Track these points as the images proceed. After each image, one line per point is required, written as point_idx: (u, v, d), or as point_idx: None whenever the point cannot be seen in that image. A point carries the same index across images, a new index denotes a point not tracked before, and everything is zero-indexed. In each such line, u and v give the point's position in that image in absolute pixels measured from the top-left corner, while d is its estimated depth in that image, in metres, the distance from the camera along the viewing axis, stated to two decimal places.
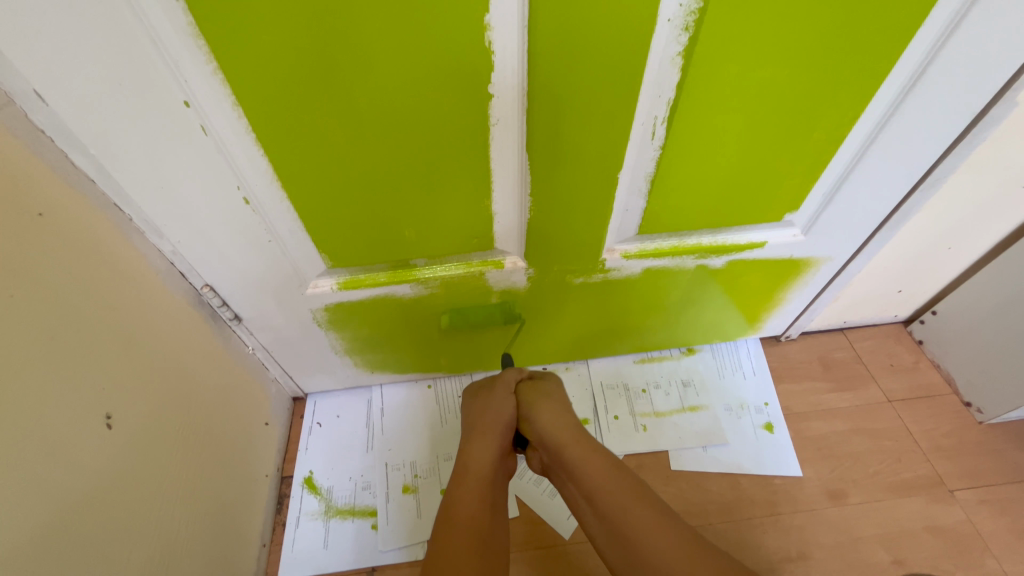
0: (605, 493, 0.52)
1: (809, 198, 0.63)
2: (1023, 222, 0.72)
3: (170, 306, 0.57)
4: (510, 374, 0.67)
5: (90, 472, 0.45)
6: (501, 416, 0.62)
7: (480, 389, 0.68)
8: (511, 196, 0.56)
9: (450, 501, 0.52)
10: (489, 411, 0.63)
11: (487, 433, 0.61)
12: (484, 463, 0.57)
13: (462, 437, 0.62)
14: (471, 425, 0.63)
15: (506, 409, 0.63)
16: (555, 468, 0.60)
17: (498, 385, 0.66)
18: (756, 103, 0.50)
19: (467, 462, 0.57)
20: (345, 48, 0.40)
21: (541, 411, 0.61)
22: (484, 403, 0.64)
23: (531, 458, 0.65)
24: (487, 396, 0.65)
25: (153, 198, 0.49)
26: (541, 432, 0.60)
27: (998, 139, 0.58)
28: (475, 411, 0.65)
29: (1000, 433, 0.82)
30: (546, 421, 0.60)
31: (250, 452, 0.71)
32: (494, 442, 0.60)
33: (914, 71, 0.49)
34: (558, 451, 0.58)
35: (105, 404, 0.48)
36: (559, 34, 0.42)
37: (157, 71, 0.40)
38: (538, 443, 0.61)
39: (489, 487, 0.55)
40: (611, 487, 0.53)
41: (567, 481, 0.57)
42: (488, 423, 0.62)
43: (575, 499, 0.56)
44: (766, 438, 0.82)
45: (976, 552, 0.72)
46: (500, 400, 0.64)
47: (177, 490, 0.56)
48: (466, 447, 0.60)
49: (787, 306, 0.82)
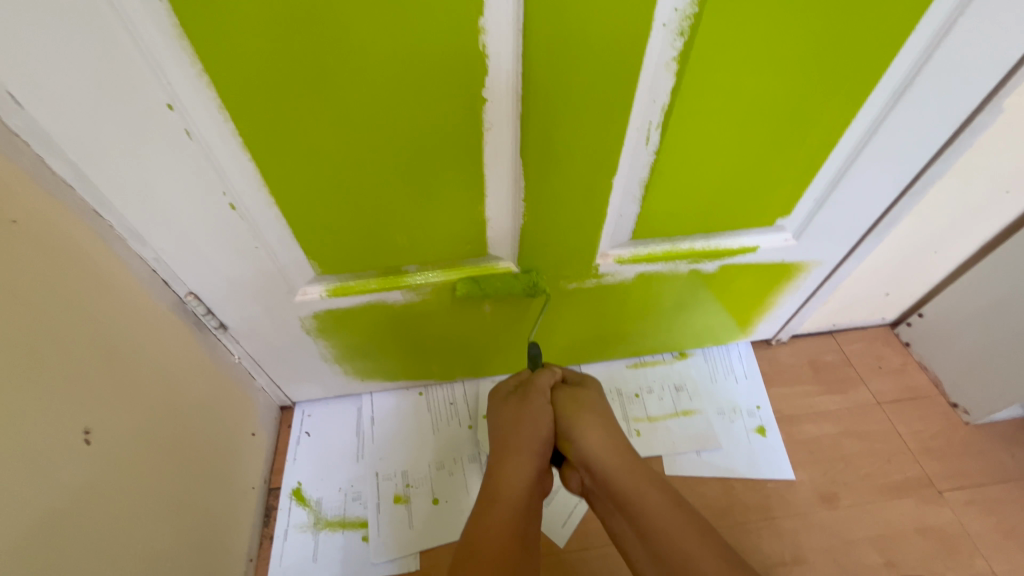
0: (665, 536, 0.51)
1: (801, 203, 0.63)
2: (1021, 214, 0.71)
3: (152, 315, 0.55)
4: (544, 378, 0.62)
5: (67, 491, 0.43)
6: (540, 433, 0.58)
7: (512, 393, 0.63)
8: (505, 201, 0.55)
9: (477, 534, 0.50)
10: (525, 424, 0.59)
11: (523, 453, 0.57)
12: (517, 489, 0.54)
13: (494, 455, 0.58)
14: (505, 439, 0.59)
15: (544, 422, 0.59)
16: (601, 495, 0.58)
17: (533, 392, 0.61)
18: (750, 109, 0.50)
19: (497, 487, 0.55)
20: (335, 51, 0.39)
21: (588, 431, 0.58)
22: (518, 414, 0.59)
23: (570, 478, 0.63)
24: (520, 405, 0.60)
25: (135, 204, 0.48)
26: (585, 454, 0.58)
27: (983, 146, 0.59)
28: (509, 421, 0.60)
29: (986, 433, 0.83)
30: (593, 444, 0.58)
31: (235, 464, 0.69)
32: (528, 465, 0.56)
33: (904, 77, 0.49)
34: (608, 479, 0.56)
35: (83, 418, 0.46)
36: (554, 39, 0.41)
37: (138, 72, 0.39)
38: (581, 465, 0.59)
39: (519, 519, 0.52)
40: (669, 527, 0.52)
41: (616, 512, 0.56)
42: (525, 440, 0.58)
43: (626, 534, 0.55)
44: (758, 442, 0.82)
45: (965, 552, 0.73)
46: (537, 410, 0.59)
47: (159, 509, 0.54)
48: (502, 469, 0.56)
49: (778, 309, 0.83)
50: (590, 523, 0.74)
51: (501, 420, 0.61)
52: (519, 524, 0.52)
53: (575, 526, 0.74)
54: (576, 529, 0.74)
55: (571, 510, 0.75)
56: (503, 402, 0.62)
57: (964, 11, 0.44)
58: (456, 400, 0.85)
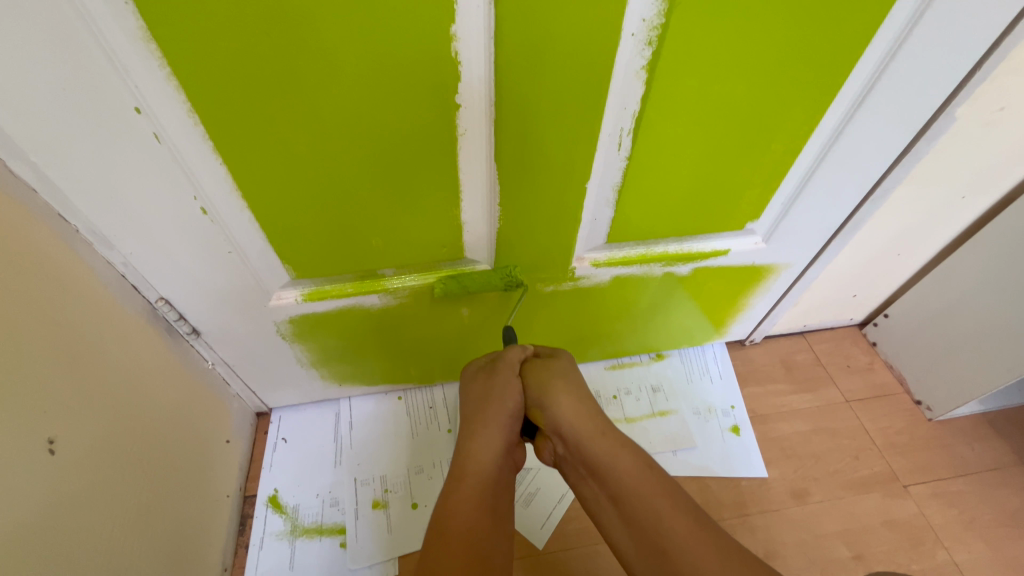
0: (637, 499, 0.51)
1: (769, 208, 0.65)
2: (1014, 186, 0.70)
3: (121, 322, 0.54)
4: (514, 353, 0.61)
5: (33, 500, 0.42)
6: (507, 405, 0.59)
7: (481, 370, 0.64)
8: (481, 205, 0.56)
9: (447, 508, 0.51)
10: (492, 398, 0.59)
11: (490, 426, 0.58)
12: (483, 464, 0.55)
13: (464, 431, 0.59)
14: (473, 413, 0.60)
15: (511, 394, 0.59)
16: (573, 462, 0.58)
17: (501, 366, 0.61)
18: (717, 116, 0.51)
19: (465, 462, 0.55)
20: (306, 55, 0.39)
21: (558, 398, 0.58)
22: (487, 389, 0.60)
23: (542, 448, 0.63)
24: (489, 379, 0.61)
25: (102, 208, 0.47)
26: (557, 420, 0.58)
27: (939, 153, 0.62)
28: (478, 396, 0.61)
29: (948, 429, 0.86)
30: (564, 410, 0.58)
31: (208, 472, 0.68)
32: (497, 438, 0.58)
33: (862, 87, 0.52)
34: (581, 445, 0.56)
35: (48, 427, 0.45)
36: (525, 47, 0.42)
37: (104, 74, 0.38)
38: (552, 432, 0.59)
39: (486, 491, 0.53)
40: (642, 490, 0.52)
41: (588, 477, 0.56)
42: (493, 413, 0.59)
43: (597, 499, 0.55)
44: (733, 440, 0.84)
45: (929, 544, 0.76)
46: (504, 383, 0.60)
47: (127, 518, 0.53)
48: (471, 443, 0.57)
49: (751, 311, 0.85)
50: (568, 524, 0.75)
51: (472, 396, 0.62)
52: (487, 495, 0.53)
53: (554, 527, 0.74)
54: (555, 530, 0.74)
55: (550, 512, 0.76)
56: (474, 378, 0.63)
57: (915, 25, 0.46)
58: (435, 404, 0.85)
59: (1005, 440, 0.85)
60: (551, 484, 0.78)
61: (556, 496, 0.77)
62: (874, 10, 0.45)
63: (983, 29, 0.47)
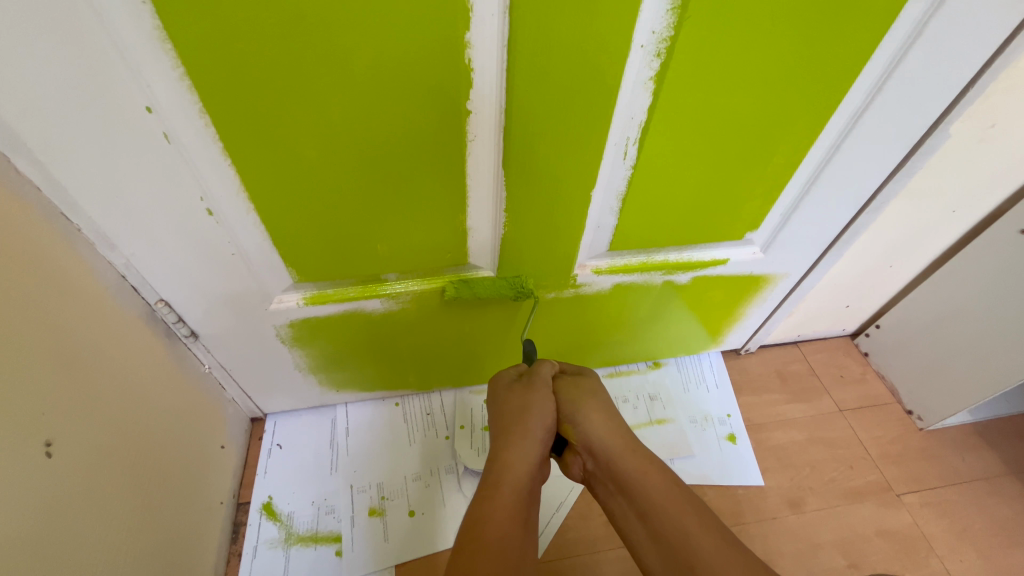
0: (665, 514, 0.52)
1: (768, 218, 0.66)
2: (1003, 201, 0.71)
3: (120, 324, 0.53)
4: (546, 368, 0.64)
5: (27, 504, 0.41)
6: (544, 418, 0.59)
7: (515, 382, 0.63)
8: (486, 211, 0.56)
9: (480, 515, 0.50)
10: (531, 410, 0.59)
11: (528, 438, 0.57)
12: (519, 472, 0.54)
13: (498, 440, 0.58)
14: (510, 424, 0.58)
15: (548, 410, 0.60)
16: (602, 478, 0.59)
17: (537, 381, 0.62)
18: (722, 128, 0.52)
19: (502, 469, 0.54)
20: (322, 60, 0.40)
21: (590, 415, 0.60)
22: (525, 401, 0.59)
23: (571, 464, 0.63)
24: (526, 392, 0.61)
25: (106, 208, 0.46)
26: (588, 437, 0.59)
27: (932, 167, 0.64)
28: (515, 407, 0.59)
29: (938, 438, 0.87)
30: (596, 427, 0.59)
31: (201, 477, 0.66)
32: (533, 450, 0.56)
33: (860, 104, 0.53)
34: (611, 461, 0.57)
35: (45, 429, 0.44)
36: (538, 55, 0.43)
37: (115, 72, 0.38)
38: (582, 449, 0.60)
39: (521, 502, 0.52)
40: (671, 507, 0.53)
41: (617, 493, 0.57)
42: (531, 426, 0.58)
43: (624, 514, 0.55)
44: (729, 449, 0.84)
45: (922, 553, 0.76)
46: (542, 399, 0.60)
47: (121, 525, 0.51)
48: (507, 451, 0.56)
49: (747, 320, 0.86)
50: (567, 532, 0.74)
51: (507, 406, 0.60)
52: (521, 505, 0.52)
53: (552, 535, 0.74)
54: (553, 539, 0.74)
55: (548, 519, 0.75)
56: (508, 389, 0.62)
57: (912, 44, 0.48)
58: (433, 411, 0.84)
59: (995, 450, 0.86)
60: (550, 492, 0.78)
61: (555, 504, 0.77)
62: (871, 29, 0.46)
63: (977, 48, 0.49)
